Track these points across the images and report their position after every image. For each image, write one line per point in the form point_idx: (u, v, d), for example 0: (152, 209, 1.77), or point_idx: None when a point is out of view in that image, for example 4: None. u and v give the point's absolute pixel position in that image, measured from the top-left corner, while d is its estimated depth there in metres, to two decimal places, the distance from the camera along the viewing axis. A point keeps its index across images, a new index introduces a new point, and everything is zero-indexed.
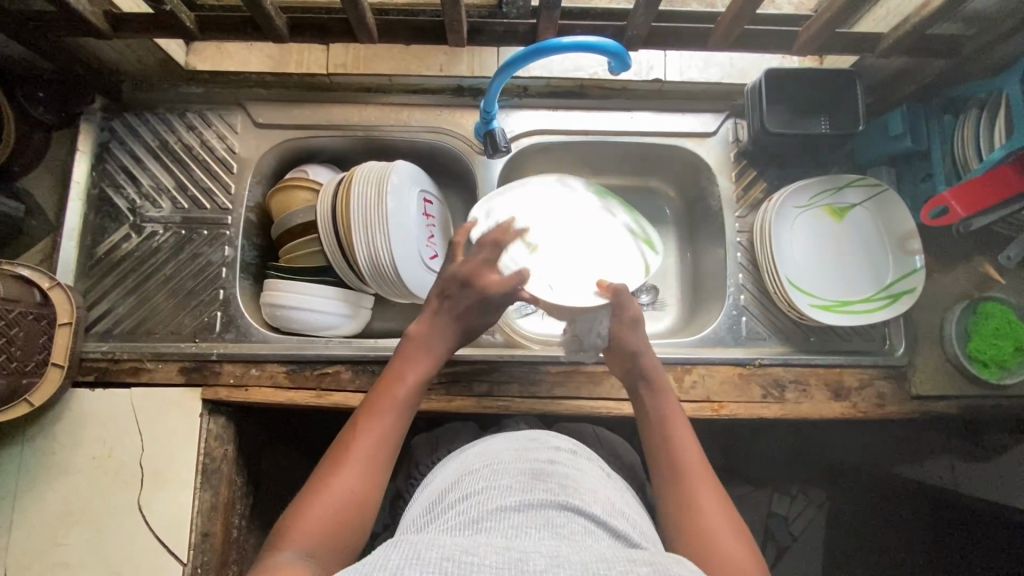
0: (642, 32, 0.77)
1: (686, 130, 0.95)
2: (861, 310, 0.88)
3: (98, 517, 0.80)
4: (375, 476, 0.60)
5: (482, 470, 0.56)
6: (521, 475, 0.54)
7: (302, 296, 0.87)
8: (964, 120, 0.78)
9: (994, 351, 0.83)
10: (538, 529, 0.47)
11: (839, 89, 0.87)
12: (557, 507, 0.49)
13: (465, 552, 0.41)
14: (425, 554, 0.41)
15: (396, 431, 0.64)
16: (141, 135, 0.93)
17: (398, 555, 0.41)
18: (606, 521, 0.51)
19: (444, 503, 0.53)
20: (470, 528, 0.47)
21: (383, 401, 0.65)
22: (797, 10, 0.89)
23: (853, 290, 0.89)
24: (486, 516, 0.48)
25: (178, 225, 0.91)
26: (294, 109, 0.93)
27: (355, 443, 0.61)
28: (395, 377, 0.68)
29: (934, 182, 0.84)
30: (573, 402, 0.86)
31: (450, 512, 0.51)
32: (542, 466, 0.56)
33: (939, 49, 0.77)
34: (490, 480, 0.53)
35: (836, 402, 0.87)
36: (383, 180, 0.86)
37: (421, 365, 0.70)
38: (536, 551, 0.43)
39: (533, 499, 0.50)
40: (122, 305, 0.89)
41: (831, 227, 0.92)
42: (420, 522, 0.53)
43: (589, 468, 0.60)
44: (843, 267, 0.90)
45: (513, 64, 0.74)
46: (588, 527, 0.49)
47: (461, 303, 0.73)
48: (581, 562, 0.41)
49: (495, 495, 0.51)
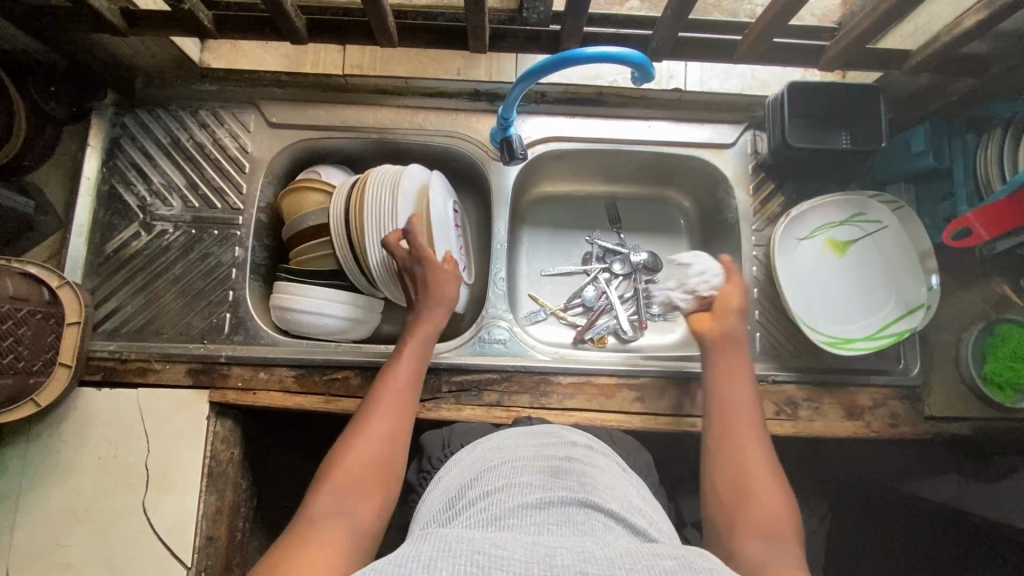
0: (667, 43, 0.76)
1: (704, 142, 0.94)
2: (890, 331, 0.87)
3: (102, 518, 0.79)
4: (401, 425, 0.65)
5: (501, 466, 0.55)
6: (540, 472, 0.53)
7: (310, 300, 0.85)
8: (987, 140, 0.78)
9: (1009, 372, 0.81)
10: (559, 526, 0.46)
11: (864, 105, 0.85)
12: (578, 505, 0.48)
13: (493, 545, 0.40)
14: (456, 546, 0.40)
15: (412, 385, 0.69)
16: (153, 132, 0.92)
17: (429, 548, 0.40)
18: (625, 518, 0.50)
19: (465, 499, 0.52)
20: (493, 524, 0.46)
21: (393, 364, 0.71)
22: (820, 22, 0.84)
23: (887, 307, 0.89)
24: (508, 513, 0.47)
25: (189, 224, 0.90)
26: (308, 110, 0.92)
27: (379, 396, 0.67)
28: (400, 345, 0.75)
29: (955, 200, 0.83)
30: (584, 415, 0.85)
31: (472, 508, 0.50)
32: (560, 463, 0.55)
33: (966, 68, 0.76)
34: (510, 477, 0.53)
35: (849, 421, 0.86)
36: (396, 184, 0.85)
37: (424, 327, 0.76)
38: (562, 547, 0.42)
39: (554, 496, 0.49)
40: (130, 304, 0.88)
41: (882, 242, 0.90)
42: (440, 517, 0.52)
43: (607, 466, 0.59)
44: (887, 285, 0.90)
45: (535, 72, 0.73)
46: (608, 524, 0.48)
47: (426, 280, 0.79)
48: (607, 557, 0.40)
49: (518, 491, 0.50)
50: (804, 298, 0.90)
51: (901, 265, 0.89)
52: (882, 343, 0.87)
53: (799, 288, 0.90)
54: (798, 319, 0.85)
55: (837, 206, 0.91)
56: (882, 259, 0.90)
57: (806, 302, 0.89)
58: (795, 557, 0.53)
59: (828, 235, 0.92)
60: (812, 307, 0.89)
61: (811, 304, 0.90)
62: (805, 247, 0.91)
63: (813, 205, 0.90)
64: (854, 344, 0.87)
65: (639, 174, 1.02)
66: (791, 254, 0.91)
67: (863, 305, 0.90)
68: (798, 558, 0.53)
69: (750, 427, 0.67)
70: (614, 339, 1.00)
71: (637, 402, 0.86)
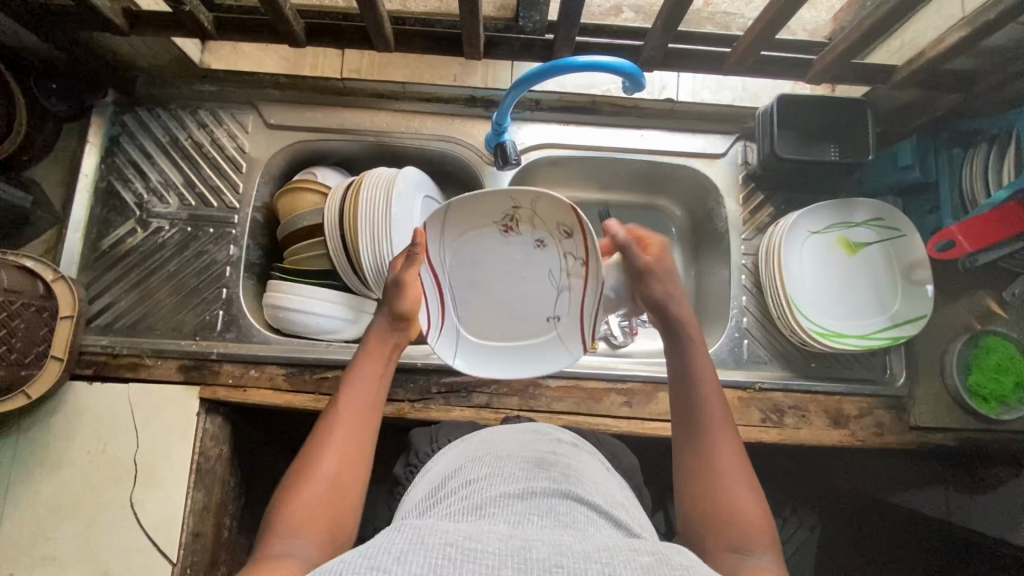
0: (658, 54, 0.78)
1: (695, 152, 0.95)
2: (881, 338, 0.87)
3: (89, 511, 0.79)
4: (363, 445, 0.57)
5: (485, 458, 0.55)
6: (524, 463, 0.53)
7: (297, 298, 0.86)
8: (973, 155, 0.79)
9: (993, 385, 0.82)
10: (539, 517, 0.46)
11: (852, 119, 0.87)
12: (559, 497, 0.49)
13: (468, 538, 0.40)
14: (429, 539, 0.39)
15: (379, 396, 0.61)
16: (151, 130, 0.93)
17: (403, 540, 0.40)
18: (607, 513, 0.50)
19: (447, 489, 0.53)
20: (473, 514, 0.46)
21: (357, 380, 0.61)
22: (810, 36, 0.83)
23: (879, 316, 0.89)
24: (489, 503, 0.47)
25: (185, 222, 0.91)
26: (306, 112, 0.94)
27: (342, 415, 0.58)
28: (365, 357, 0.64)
29: (941, 215, 0.85)
30: (572, 418, 0.86)
31: (453, 498, 0.50)
32: (544, 455, 0.56)
33: (951, 83, 0.77)
34: (495, 468, 0.53)
35: (835, 430, 0.87)
36: (389, 187, 0.85)
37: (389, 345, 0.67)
38: (539, 540, 0.41)
39: (535, 488, 0.49)
40: (124, 299, 0.88)
41: (881, 256, 0.91)
42: (422, 506, 0.52)
43: (590, 461, 0.60)
44: (883, 296, 0.89)
45: (529, 79, 0.74)
46: (589, 517, 0.48)
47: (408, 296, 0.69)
48: (584, 550, 0.40)
49: (499, 483, 0.50)
50: (804, 293, 0.89)
51: (897, 279, 0.89)
52: (875, 344, 0.87)
53: (806, 290, 0.89)
54: (788, 302, 0.86)
55: (849, 209, 0.91)
56: (884, 270, 0.90)
57: (803, 292, 0.89)
58: (773, 566, 0.49)
59: (840, 233, 0.92)
60: (813, 304, 0.89)
61: (809, 299, 0.89)
62: (807, 243, 0.91)
63: (831, 204, 0.91)
64: (844, 342, 0.87)
65: (633, 182, 1.03)
66: (799, 250, 0.90)
67: (858, 310, 0.90)
68: (777, 568, 0.49)
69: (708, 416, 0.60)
70: (604, 344, 1.01)
71: (624, 406, 0.87)
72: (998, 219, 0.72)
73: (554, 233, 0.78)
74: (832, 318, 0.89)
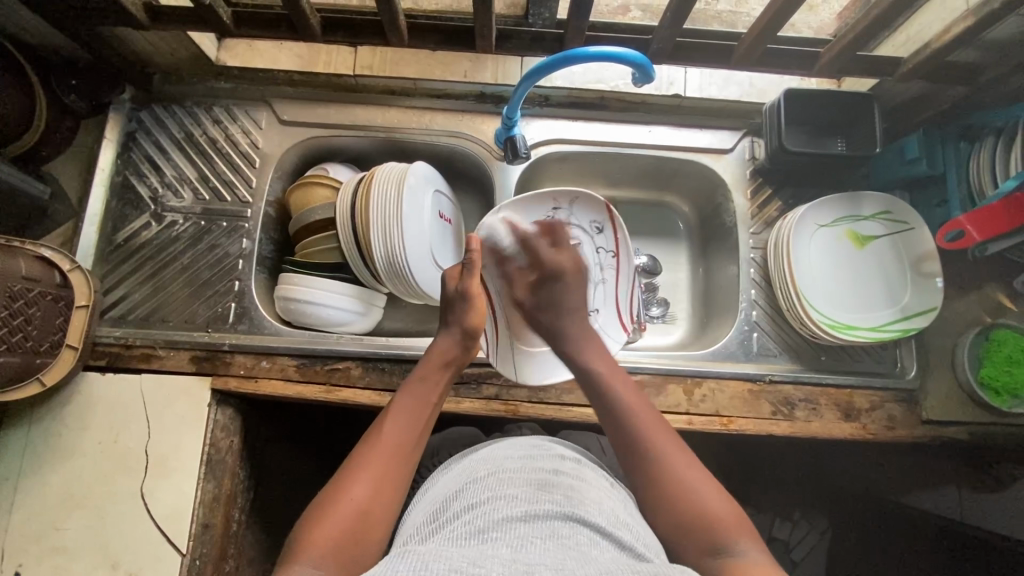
0: (667, 46, 0.79)
1: (704, 147, 0.96)
2: (894, 330, 0.87)
3: (99, 501, 0.79)
4: (398, 474, 0.57)
5: (488, 479, 0.55)
6: (527, 485, 0.53)
7: (310, 291, 0.86)
8: (980, 146, 0.79)
9: (1005, 377, 0.81)
10: (542, 539, 0.46)
11: (859, 113, 0.88)
12: (563, 519, 0.48)
13: (472, 564, 0.40)
14: (432, 566, 0.40)
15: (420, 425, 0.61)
16: (168, 127, 0.94)
17: (406, 567, 0.40)
18: (611, 533, 0.49)
19: (449, 513, 0.52)
20: (476, 538, 0.46)
21: (399, 408, 0.62)
22: (815, 34, 0.85)
23: (890, 311, 0.89)
24: (492, 526, 0.47)
25: (199, 215, 0.92)
26: (318, 108, 0.95)
27: (381, 441, 0.58)
28: (411, 382, 0.66)
29: (949, 207, 0.85)
30: (582, 410, 0.86)
31: (455, 522, 0.50)
32: (548, 477, 0.56)
33: (954, 76, 0.78)
34: (495, 490, 0.52)
35: (846, 423, 0.86)
36: (401, 181, 0.86)
37: (437, 373, 0.67)
38: (542, 563, 0.42)
39: (539, 509, 0.49)
40: (138, 292, 0.89)
41: (891, 252, 0.91)
42: (424, 530, 0.52)
43: (594, 478, 0.60)
44: (896, 293, 0.89)
45: (536, 73, 0.76)
46: (592, 537, 0.48)
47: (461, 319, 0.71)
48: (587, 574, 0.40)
49: (501, 505, 0.50)
50: (815, 288, 0.89)
51: (917, 281, 0.89)
52: (886, 336, 0.87)
53: (822, 286, 0.90)
54: (799, 296, 0.86)
55: (861, 202, 0.91)
56: (898, 266, 0.90)
57: (811, 284, 0.89)
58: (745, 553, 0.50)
59: (852, 226, 0.92)
60: (825, 298, 0.89)
61: (819, 293, 0.89)
62: (816, 238, 0.91)
63: (846, 197, 0.91)
64: (856, 336, 0.87)
65: (640, 179, 1.05)
66: (809, 244, 0.91)
67: (873, 307, 0.89)
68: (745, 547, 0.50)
69: (642, 435, 0.60)
70: None
71: None
72: (1003, 211, 0.72)
73: (587, 229, 0.90)
74: (844, 314, 0.89)
